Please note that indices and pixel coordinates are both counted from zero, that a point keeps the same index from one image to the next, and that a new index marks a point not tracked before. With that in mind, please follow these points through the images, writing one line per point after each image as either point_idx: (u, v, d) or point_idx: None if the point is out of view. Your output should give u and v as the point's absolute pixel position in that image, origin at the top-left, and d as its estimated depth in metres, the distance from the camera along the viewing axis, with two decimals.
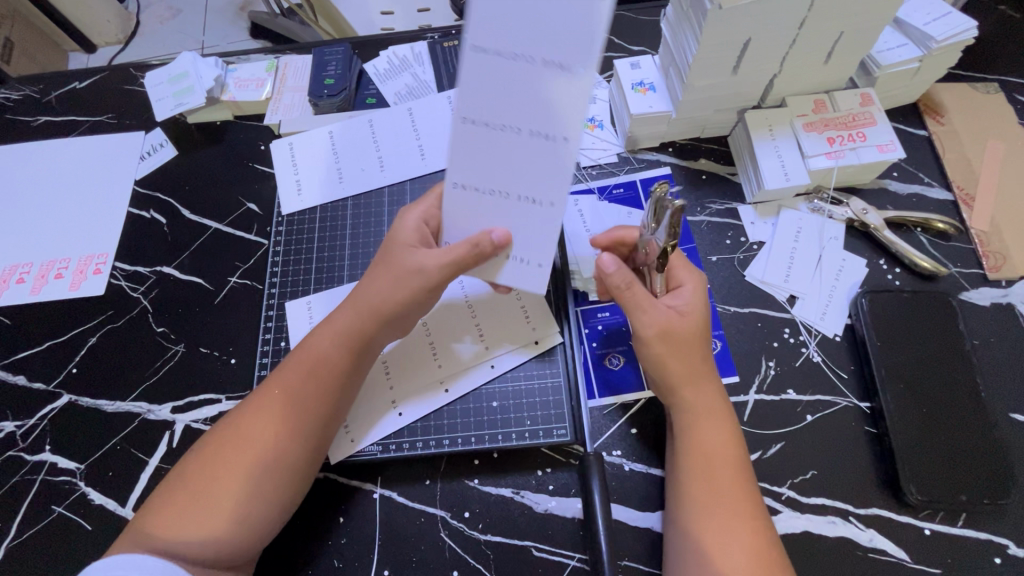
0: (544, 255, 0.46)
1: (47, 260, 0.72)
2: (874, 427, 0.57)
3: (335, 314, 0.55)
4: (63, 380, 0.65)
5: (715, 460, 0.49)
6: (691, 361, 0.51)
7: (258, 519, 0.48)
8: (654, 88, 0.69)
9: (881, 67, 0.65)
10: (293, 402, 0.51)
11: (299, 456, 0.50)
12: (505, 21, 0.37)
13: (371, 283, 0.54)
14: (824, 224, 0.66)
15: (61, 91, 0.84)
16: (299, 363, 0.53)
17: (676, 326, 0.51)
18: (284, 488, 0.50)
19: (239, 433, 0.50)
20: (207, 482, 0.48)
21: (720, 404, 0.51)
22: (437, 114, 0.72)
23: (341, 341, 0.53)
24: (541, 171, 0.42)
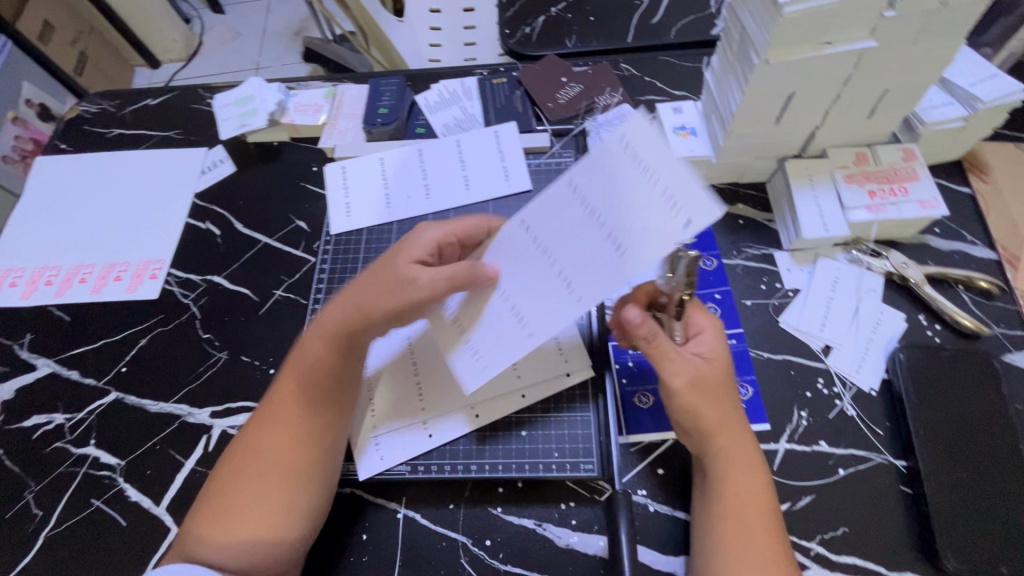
0: (495, 365, 0.49)
1: (108, 262, 0.76)
2: (910, 487, 0.56)
3: (319, 320, 0.56)
4: (112, 378, 0.68)
5: (747, 510, 0.48)
6: (720, 408, 0.50)
7: (292, 533, 0.50)
8: (695, 133, 0.71)
9: (925, 123, 0.66)
10: (299, 412, 0.53)
11: (315, 461, 0.52)
12: (602, 183, 0.44)
13: (364, 287, 0.55)
14: (862, 275, 0.66)
15: (135, 106, 0.91)
16: (293, 373, 0.55)
17: (704, 375, 0.51)
18: (309, 497, 0.52)
19: (254, 447, 0.52)
20: (232, 500, 0.49)
21: (753, 452, 0.51)
22: (483, 148, 0.75)
23: (327, 344, 0.55)
24: (541, 293, 0.48)
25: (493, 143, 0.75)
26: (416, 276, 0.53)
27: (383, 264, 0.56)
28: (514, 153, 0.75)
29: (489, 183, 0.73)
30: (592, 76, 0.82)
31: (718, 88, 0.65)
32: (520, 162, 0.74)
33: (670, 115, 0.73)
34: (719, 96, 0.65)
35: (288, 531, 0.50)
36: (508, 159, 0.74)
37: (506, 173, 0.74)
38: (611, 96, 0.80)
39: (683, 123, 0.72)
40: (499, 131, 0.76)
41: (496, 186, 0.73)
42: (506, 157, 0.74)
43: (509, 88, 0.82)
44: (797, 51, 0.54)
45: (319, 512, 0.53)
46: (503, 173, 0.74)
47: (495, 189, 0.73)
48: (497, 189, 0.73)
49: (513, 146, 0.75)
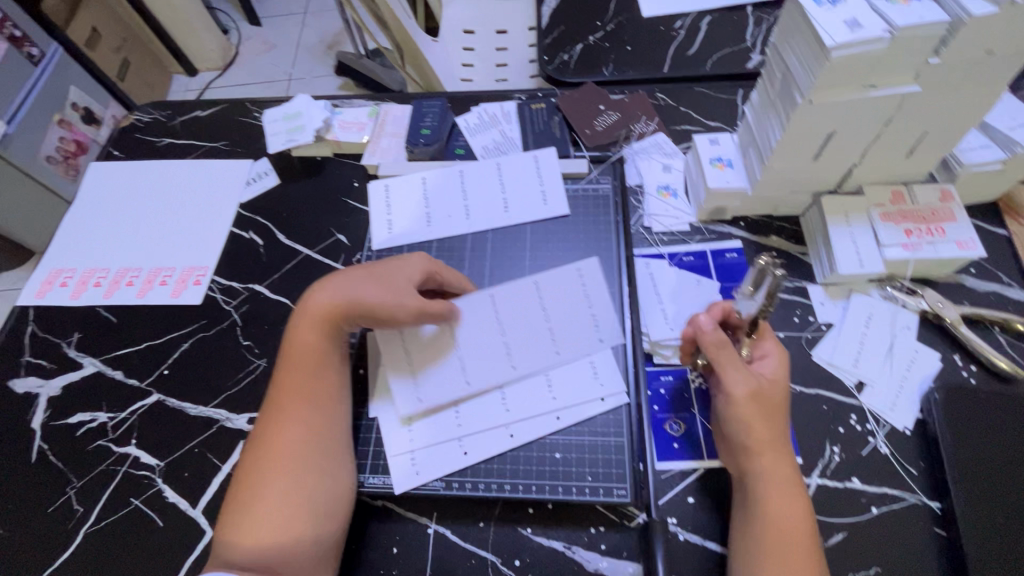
0: (430, 397, 0.61)
1: (155, 267, 0.79)
2: (944, 529, 0.55)
3: (304, 312, 0.62)
4: (154, 380, 0.70)
5: (789, 536, 0.49)
6: (772, 428, 0.52)
7: (309, 517, 0.52)
8: (732, 165, 0.72)
9: (963, 165, 0.66)
10: (293, 399, 0.58)
11: (313, 441, 0.56)
12: (569, 323, 0.65)
13: (343, 287, 0.62)
14: (897, 312, 0.66)
15: (185, 117, 0.94)
16: (289, 364, 0.60)
17: (765, 391, 0.53)
18: (315, 478, 0.54)
19: (270, 439, 0.56)
20: (250, 489, 0.54)
21: (794, 478, 0.52)
22: (523, 172, 0.77)
23: (318, 334, 0.61)
24: (488, 357, 0.63)
25: (532, 168, 0.77)
26: (404, 292, 0.62)
27: (377, 276, 0.63)
28: (553, 178, 0.76)
29: (529, 207, 0.75)
30: (629, 105, 0.84)
31: (757, 123, 0.67)
32: (559, 187, 0.76)
33: (707, 146, 0.74)
34: (758, 131, 0.67)
35: (304, 515, 0.52)
36: (547, 184, 0.76)
37: (544, 197, 0.75)
38: (647, 125, 0.82)
39: (719, 154, 0.74)
40: (539, 155, 0.78)
41: (534, 209, 0.75)
42: (545, 182, 0.76)
43: (547, 114, 0.84)
44: (842, 93, 0.55)
45: (337, 497, 0.55)
46: (542, 197, 0.75)
47: (533, 212, 0.75)
48: (536, 212, 0.75)
49: (552, 171, 0.77)
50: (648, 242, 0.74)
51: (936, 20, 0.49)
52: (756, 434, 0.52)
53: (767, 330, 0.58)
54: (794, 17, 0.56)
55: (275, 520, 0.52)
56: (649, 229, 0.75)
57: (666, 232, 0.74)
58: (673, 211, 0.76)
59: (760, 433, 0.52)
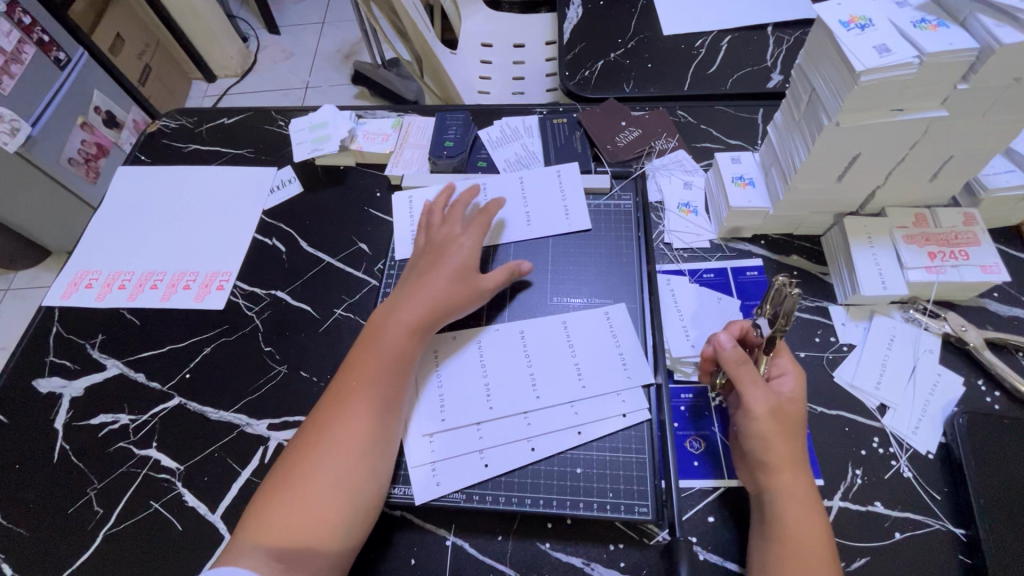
0: (452, 421, 0.61)
1: (179, 270, 0.80)
2: (969, 557, 0.54)
3: (392, 312, 0.63)
4: (176, 383, 0.71)
5: (808, 555, 0.48)
6: (789, 444, 0.52)
7: (348, 515, 0.53)
8: (754, 183, 0.73)
9: (987, 189, 0.66)
10: (366, 393, 0.58)
11: (375, 443, 0.56)
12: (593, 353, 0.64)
13: (426, 288, 0.64)
14: (919, 335, 0.66)
15: (211, 124, 0.96)
16: (367, 359, 0.60)
17: (784, 409, 0.53)
18: (365, 479, 0.55)
19: (332, 428, 0.56)
20: (302, 472, 0.54)
21: (813, 496, 0.51)
22: (545, 185, 0.78)
23: (404, 336, 0.62)
24: (512, 384, 0.62)
25: (555, 181, 0.78)
26: (477, 283, 0.66)
27: (444, 270, 0.66)
28: (575, 192, 0.77)
29: (552, 220, 0.75)
30: (650, 122, 0.85)
31: (781, 143, 0.67)
32: (581, 201, 0.76)
33: (729, 164, 0.75)
34: (782, 151, 0.67)
35: (346, 512, 0.53)
36: (569, 198, 0.77)
37: (567, 210, 0.76)
38: (667, 141, 0.83)
39: (741, 173, 0.74)
40: (562, 170, 0.78)
41: (556, 222, 0.75)
42: (568, 195, 0.77)
43: (569, 129, 0.85)
44: (869, 116, 0.56)
45: (376, 502, 0.55)
46: (564, 211, 0.76)
47: (555, 225, 0.75)
48: (559, 226, 0.75)
49: (574, 185, 0.77)
50: (669, 258, 0.74)
51: (966, 46, 0.50)
52: (774, 448, 0.52)
53: (783, 348, 0.58)
54: (822, 41, 0.56)
55: (317, 509, 0.52)
56: (669, 245, 0.75)
57: (687, 248, 0.75)
58: (694, 228, 0.76)
59: (777, 447, 0.52)
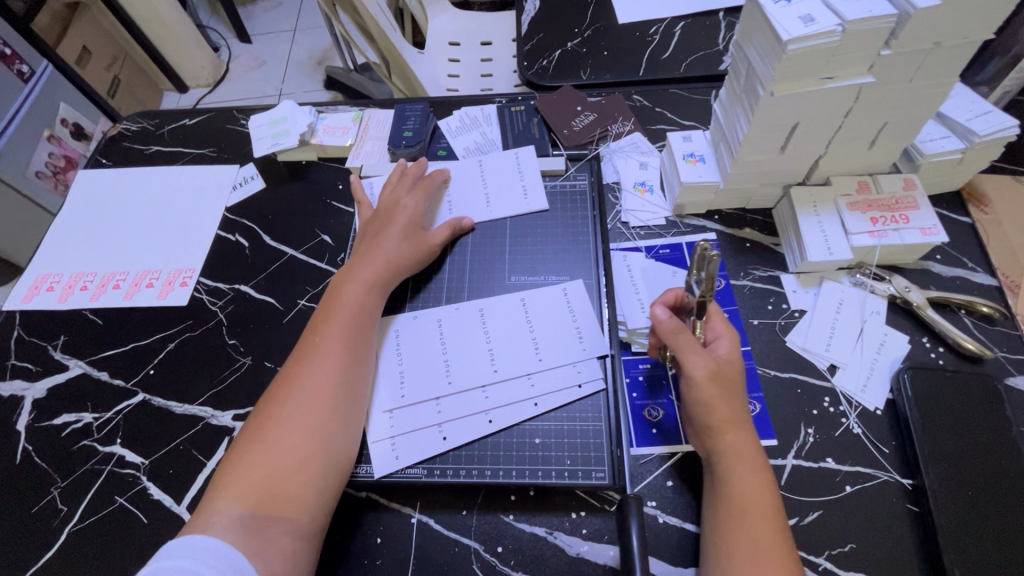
0: (412, 394, 0.62)
1: (141, 270, 0.80)
2: (916, 505, 0.56)
3: (354, 274, 0.66)
4: (140, 380, 0.71)
5: (753, 508, 0.50)
6: (733, 404, 0.54)
7: (320, 466, 0.54)
8: (704, 160, 0.75)
9: (924, 155, 0.69)
10: (333, 347, 0.60)
11: (345, 396, 0.58)
12: (553, 328, 0.65)
13: (382, 248, 0.68)
14: (866, 298, 0.68)
15: (173, 126, 0.96)
16: (332, 318, 0.62)
17: (723, 370, 0.55)
18: (336, 430, 0.56)
19: (297, 385, 0.57)
20: (273, 427, 0.55)
21: (757, 454, 0.53)
22: (503, 169, 0.79)
23: (366, 295, 0.64)
24: (470, 356, 0.63)
25: (513, 164, 0.80)
26: (426, 241, 0.71)
27: (394, 230, 0.69)
28: (533, 174, 0.79)
29: (512, 202, 0.77)
30: (606, 106, 0.87)
31: (726, 118, 0.69)
32: (539, 182, 0.78)
33: (680, 143, 0.77)
34: (727, 126, 0.69)
35: (318, 463, 0.54)
36: (528, 180, 0.78)
37: (525, 192, 0.77)
38: (622, 125, 0.85)
39: (692, 150, 0.76)
40: (520, 153, 0.80)
41: (516, 204, 0.77)
42: (526, 177, 0.78)
43: (527, 116, 0.86)
44: (801, 85, 0.58)
45: (348, 454, 0.57)
46: (523, 193, 0.77)
47: (515, 206, 0.76)
48: (518, 207, 0.76)
49: (532, 167, 0.79)
50: (625, 236, 0.76)
51: (885, 13, 0.52)
52: (721, 408, 0.54)
53: (717, 313, 0.60)
54: (754, 14, 0.58)
55: (290, 460, 0.53)
56: (625, 224, 0.77)
57: (643, 226, 0.76)
58: (650, 207, 0.78)
59: (725, 405, 0.54)
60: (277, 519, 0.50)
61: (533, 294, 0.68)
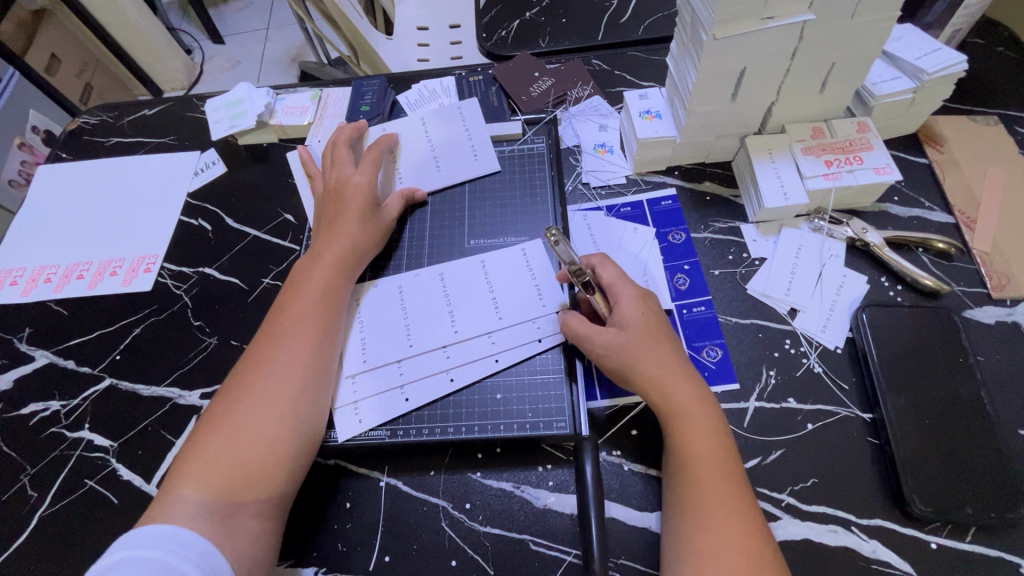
0: (375, 358, 0.62)
1: (105, 259, 0.79)
2: (876, 437, 0.57)
3: (317, 256, 0.65)
4: (106, 366, 0.71)
5: (704, 461, 0.50)
6: (655, 358, 0.54)
7: (292, 444, 0.53)
8: (660, 116, 0.74)
9: (876, 96, 0.69)
10: (299, 329, 0.59)
11: (313, 376, 0.57)
12: (512, 287, 0.65)
13: (343, 226, 0.66)
14: (824, 242, 0.68)
15: (132, 117, 0.95)
16: (297, 301, 0.61)
17: (617, 341, 0.56)
18: (307, 410, 0.55)
19: (264, 366, 0.56)
20: (239, 410, 0.54)
21: (704, 406, 0.53)
22: (448, 126, 0.79)
23: (333, 274, 0.63)
24: (431, 319, 0.64)
25: (458, 120, 0.79)
26: (385, 217, 0.70)
27: (350, 207, 0.68)
28: (480, 129, 0.78)
29: (461, 161, 0.77)
30: (565, 72, 0.87)
31: (676, 70, 0.69)
32: (486, 137, 0.78)
33: (637, 101, 0.76)
34: (679, 78, 0.69)
35: (288, 443, 0.53)
36: (475, 136, 0.78)
37: (472, 147, 0.77)
38: (582, 89, 0.85)
39: (648, 107, 0.75)
40: (462, 107, 0.80)
41: (467, 164, 0.77)
42: (473, 133, 0.78)
43: (485, 85, 0.86)
44: (742, 26, 0.58)
45: (317, 432, 0.56)
46: (471, 150, 0.77)
47: (465, 165, 0.76)
48: (468, 167, 0.76)
49: (477, 123, 0.79)
50: (586, 197, 0.76)
51: None
52: (659, 363, 0.54)
53: (615, 277, 0.60)
54: None
55: (259, 441, 0.52)
56: (587, 185, 0.77)
57: (605, 186, 0.77)
58: (611, 166, 0.78)
59: (656, 360, 0.54)
60: (246, 494, 0.50)
61: (492, 255, 0.68)
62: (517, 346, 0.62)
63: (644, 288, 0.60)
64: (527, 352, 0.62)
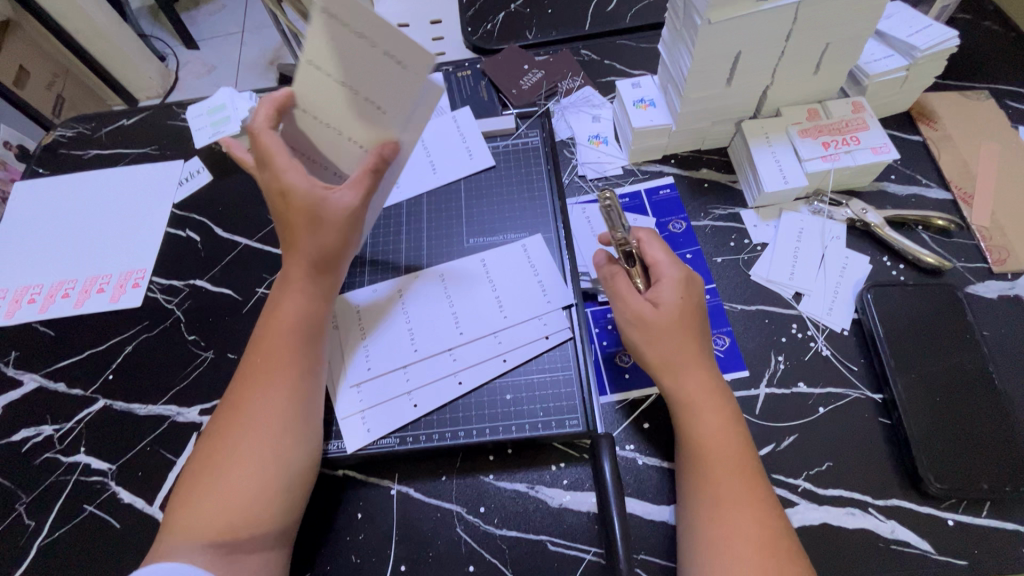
0: (378, 364, 0.60)
1: (91, 276, 0.77)
2: (888, 418, 0.57)
3: (286, 280, 0.59)
4: (99, 387, 0.69)
5: (716, 451, 0.50)
6: (673, 346, 0.54)
7: (284, 486, 0.51)
8: (654, 104, 0.73)
9: (869, 76, 0.69)
10: (276, 368, 0.55)
11: (299, 410, 0.54)
12: (516, 285, 0.64)
13: (303, 240, 0.57)
14: (825, 224, 0.68)
15: (110, 127, 0.92)
16: (271, 333, 0.56)
17: (644, 317, 0.55)
18: (297, 447, 0.53)
19: (243, 408, 0.53)
20: (223, 457, 0.51)
21: (713, 391, 0.52)
22: (339, 45, 0.46)
23: (304, 301, 0.58)
24: (433, 322, 0.62)
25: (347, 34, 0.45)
26: (336, 212, 0.55)
27: (298, 219, 0.56)
28: (370, 23, 0.43)
29: (392, 89, 0.47)
30: (554, 63, 0.86)
31: (670, 57, 0.68)
32: (387, 27, 0.43)
33: (629, 90, 0.75)
34: (672, 64, 0.68)
35: (280, 486, 0.51)
36: (375, 37, 0.44)
37: (383, 55, 0.45)
38: (573, 80, 0.84)
39: (642, 96, 0.74)
40: (328, 10, 0.43)
41: (402, 86, 0.47)
42: (370, 35, 0.44)
43: (474, 80, 0.84)
44: (736, 10, 0.57)
45: (312, 466, 0.54)
46: (388, 63, 0.45)
47: (400, 88, 0.47)
48: (404, 104, 0.49)
49: (361, 18, 0.42)
50: (584, 189, 0.75)
51: None
52: (671, 354, 0.53)
53: (665, 260, 0.57)
54: None
55: (252, 485, 0.50)
56: (583, 177, 0.76)
57: (601, 177, 0.76)
58: (606, 157, 0.77)
59: (674, 349, 0.53)
60: (251, 529, 0.49)
61: (494, 255, 0.67)
62: (525, 346, 0.61)
63: (692, 273, 0.57)
64: (535, 351, 0.61)
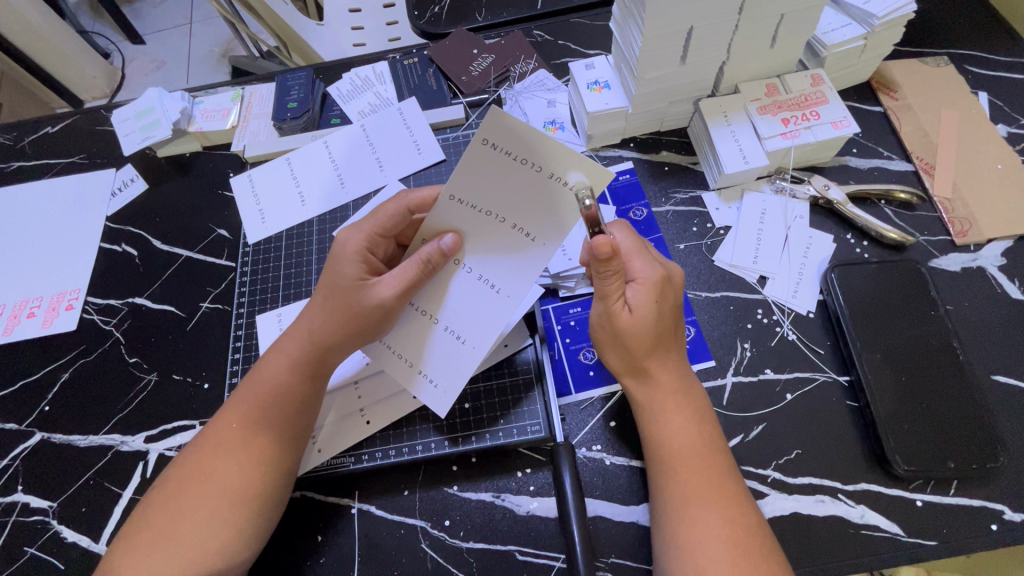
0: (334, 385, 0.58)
1: (21, 299, 0.72)
2: (855, 400, 0.56)
3: (285, 338, 0.54)
4: (35, 419, 0.64)
5: (683, 454, 0.48)
6: (642, 356, 0.50)
7: (235, 556, 0.47)
8: (609, 86, 0.69)
9: (827, 47, 0.66)
10: (248, 437, 0.50)
11: (262, 481, 0.49)
12: None
13: (322, 314, 0.52)
14: (788, 204, 0.66)
15: (32, 136, 0.85)
16: (251, 390, 0.52)
17: (618, 324, 0.50)
18: (254, 517, 0.49)
19: (202, 468, 0.49)
20: (174, 518, 0.47)
21: (681, 388, 0.51)
22: (488, 171, 0.43)
23: (291, 370, 0.52)
24: None
25: (502, 158, 0.41)
26: (370, 300, 0.49)
27: (332, 288, 0.52)
28: (535, 143, 0.40)
29: (547, 209, 0.43)
30: (505, 46, 0.81)
31: (621, 36, 0.65)
32: (559, 147, 0.39)
33: (583, 72, 0.70)
34: (623, 43, 0.64)
35: (230, 555, 0.47)
36: (541, 160, 0.41)
37: (548, 178, 0.42)
38: (526, 63, 0.80)
39: (596, 77, 0.70)
40: (490, 143, 0.41)
41: (555, 207, 0.43)
42: (534, 160, 0.41)
43: (421, 68, 0.81)
44: None
45: (268, 528, 0.50)
46: (551, 184, 0.42)
47: (555, 206, 0.43)
48: (551, 230, 0.45)
49: (528, 142, 0.40)
50: None
51: None
52: (638, 362, 0.50)
53: (636, 255, 0.51)
54: None
55: (200, 551, 0.46)
56: None
57: None
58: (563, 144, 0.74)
59: (640, 357, 0.50)
60: None
61: None
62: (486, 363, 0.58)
63: (669, 271, 0.51)
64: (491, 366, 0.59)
